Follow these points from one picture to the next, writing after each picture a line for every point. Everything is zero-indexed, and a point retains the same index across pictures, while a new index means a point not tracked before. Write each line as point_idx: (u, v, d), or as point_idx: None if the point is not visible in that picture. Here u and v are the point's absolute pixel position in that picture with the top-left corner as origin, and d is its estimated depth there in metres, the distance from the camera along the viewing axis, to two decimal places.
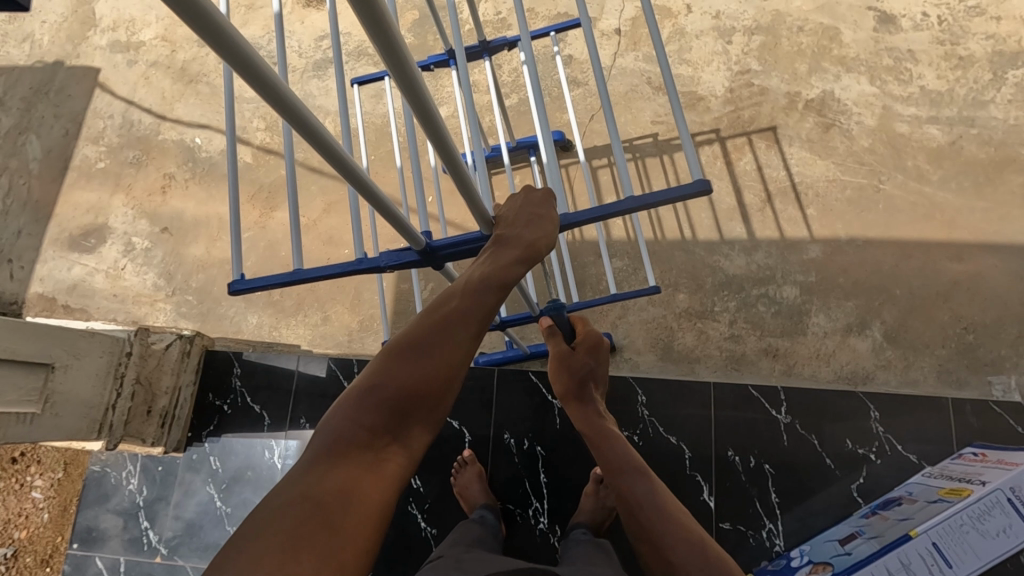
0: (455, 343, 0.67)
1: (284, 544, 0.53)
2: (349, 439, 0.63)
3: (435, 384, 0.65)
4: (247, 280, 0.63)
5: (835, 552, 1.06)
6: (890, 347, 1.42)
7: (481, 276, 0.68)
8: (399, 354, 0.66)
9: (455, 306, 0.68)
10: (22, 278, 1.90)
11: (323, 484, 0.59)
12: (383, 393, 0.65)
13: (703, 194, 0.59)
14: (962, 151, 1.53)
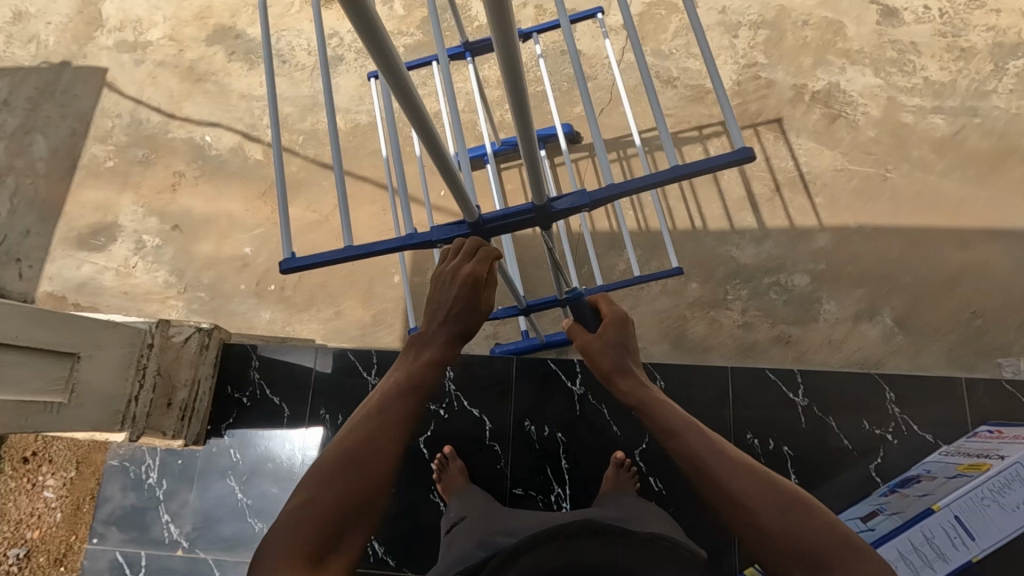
0: (391, 439, 0.70)
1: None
2: (286, 556, 0.60)
3: (375, 478, 0.67)
4: (298, 258, 0.64)
5: (859, 530, 1.10)
6: (900, 333, 1.43)
7: (417, 375, 0.75)
8: (338, 466, 0.67)
9: (389, 410, 0.72)
10: (31, 277, 1.89)
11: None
12: (321, 499, 0.65)
13: (745, 160, 0.60)
14: (966, 140, 1.56)
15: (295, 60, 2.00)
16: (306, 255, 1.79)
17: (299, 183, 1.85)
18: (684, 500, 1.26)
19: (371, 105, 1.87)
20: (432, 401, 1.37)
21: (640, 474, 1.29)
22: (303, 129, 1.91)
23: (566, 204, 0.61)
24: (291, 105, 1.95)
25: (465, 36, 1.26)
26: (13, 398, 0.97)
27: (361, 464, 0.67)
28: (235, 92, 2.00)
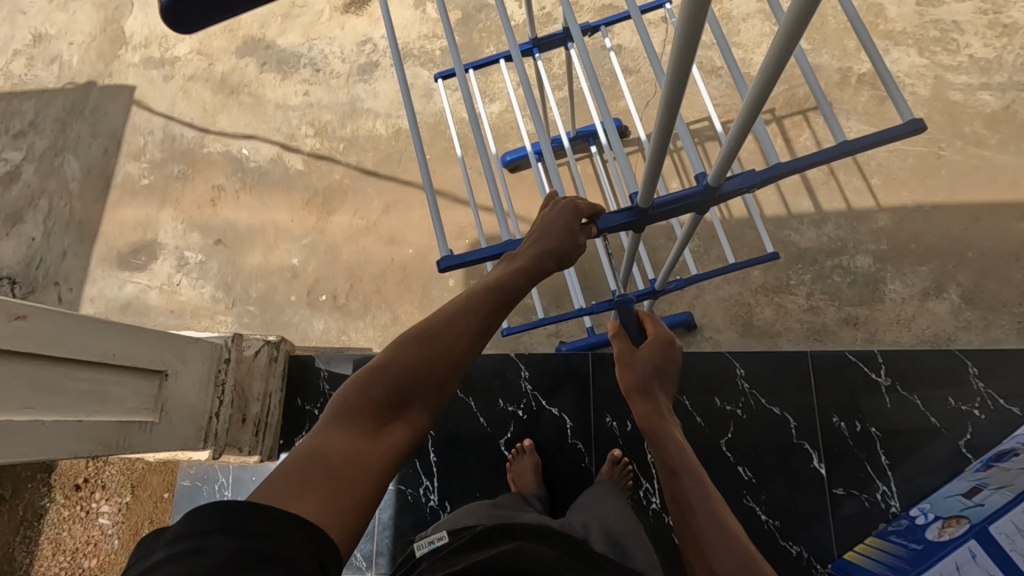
0: (466, 328, 0.69)
1: (282, 487, 0.55)
2: (356, 409, 0.64)
3: (442, 368, 0.67)
4: (455, 256, 0.64)
5: (964, 506, 1.08)
6: (968, 308, 1.43)
7: (507, 277, 0.73)
8: (418, 339, 0.68)
9: (474, 297, 0.71)
10: (71, 299, 1.83)
11: (330, 447, 0.60)
12: (394, 368, 0.66)
13: (916, 132, 0.60)
14: (1017, 114, 1.57)
15: (330, 68, 1.99)
16: (356, 262, 1.77)
17: (344, 191, 1.84)
18: (775, 487, 1.25)
19: (412, 108, 1.86)
20: (509, 402, 1.37)
21: (728, 464, 1.28)
22: (344, 135, 1.91)
23: (738, 184, 0.60)
24: (330, 113, 1.94)
25: (532, 32, 1.26)
26: (110, 420, 0.94)
27: (433, 346, 0.67)
28: (270, 102, 1.98)
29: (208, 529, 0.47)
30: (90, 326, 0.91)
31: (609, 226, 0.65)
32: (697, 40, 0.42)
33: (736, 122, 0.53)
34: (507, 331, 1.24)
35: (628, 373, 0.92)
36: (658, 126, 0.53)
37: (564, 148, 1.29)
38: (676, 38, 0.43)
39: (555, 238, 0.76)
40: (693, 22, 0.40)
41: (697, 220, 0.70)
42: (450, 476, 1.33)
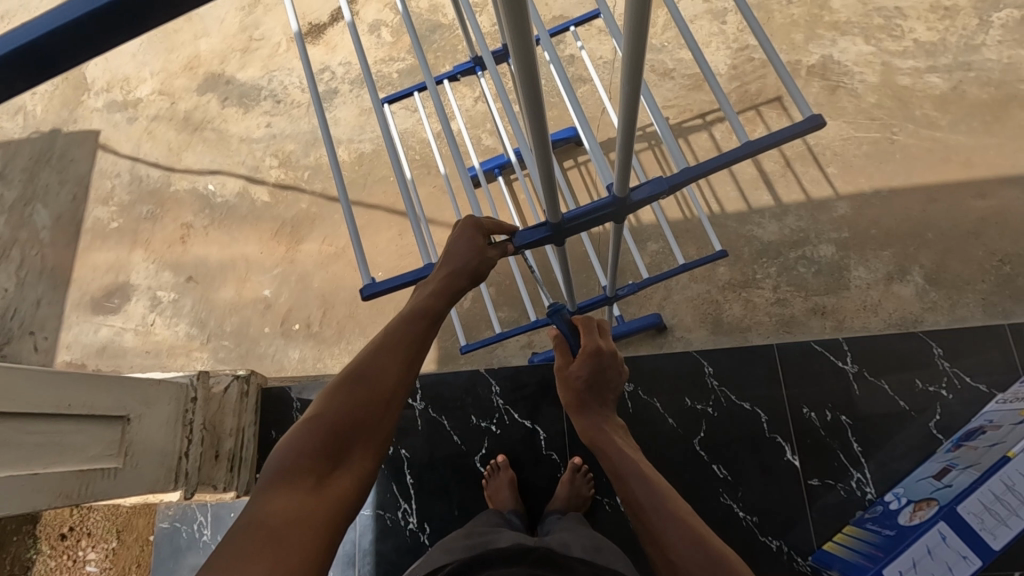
0: (392, 365, 0.73)
1: (227, 560, 0.57)
2: (293, 467, 0.67)
3: (374, 409, 0.71)
4: (378, 283, 0.66)
5: (934, 488, 1.08)
6: (933, 289, 1.44)
7: (424, 302, 0.76)
8: (347, 385, 0.72)
9: (394, 334, 0.75)
10: (47, 347, 1.82)
11: (271, 510, 0.62)
12: (326, 420, 0.70)
13: (817, 129, 0.60)
14: (965, 94, 1.59)
15: (290, 98, 2.01)
16: (328, 289, 1.77)
17: (312, 219, 1.85)
18: (751, 484, 1.25)
19: (373, 132, 1.88)
20: (482, 418, 1.37)
21: (703, 463, 1.28)
22: (308, 164, 1.92)
23: (645, 193, 0.62)
24: (293, 143, 1.95)
25: (473, 51, 1.27)
26: (70, 470, 0.94)
27: (361, 390, 0.71)
28: (234, 136, 2.00)
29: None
30: (41, 376, 0.91)
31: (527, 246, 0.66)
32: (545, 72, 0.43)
33: (618, 129, 0.53)
34: (467, 347, 1.22)
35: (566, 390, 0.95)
36: (537, 153, 0.52)
37: (514, 160, 1.30)
38: (518, 70, 0.43)
39: (463, 258, 0.78)
40: (525, 51, 0.40)
41: (620, 228, 0.71)
42: (428, 498, 1.32)
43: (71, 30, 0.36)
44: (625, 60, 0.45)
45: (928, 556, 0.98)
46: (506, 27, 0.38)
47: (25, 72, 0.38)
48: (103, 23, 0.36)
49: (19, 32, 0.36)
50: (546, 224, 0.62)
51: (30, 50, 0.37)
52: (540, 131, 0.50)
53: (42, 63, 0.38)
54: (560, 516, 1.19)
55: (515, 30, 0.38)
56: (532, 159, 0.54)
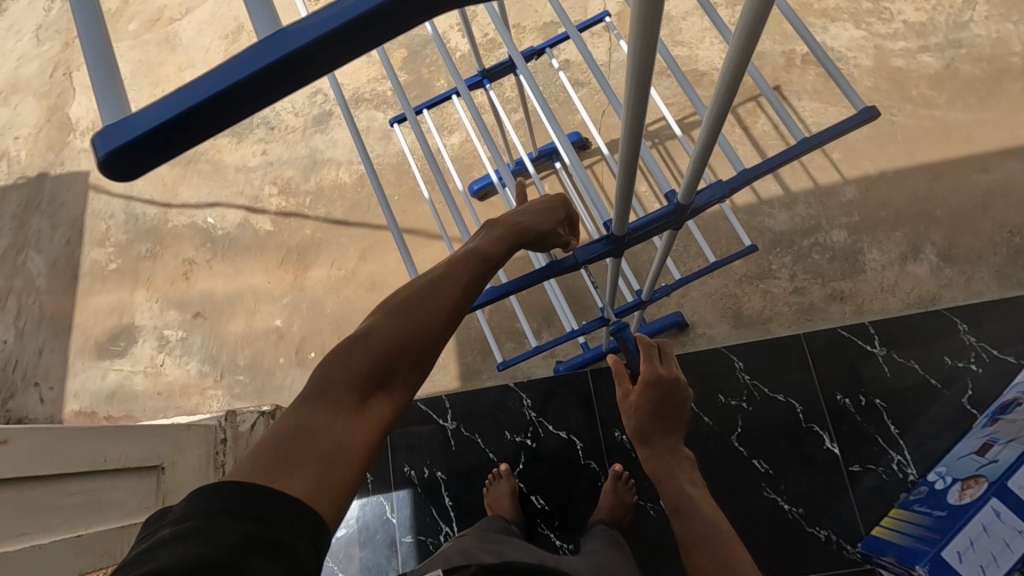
0: (450, 295, 0.69)
1: (265, 467, 0.51)
2: (337, 383, 0.61)
3: (427, 337, 0.66)
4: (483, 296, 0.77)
5: (979, 464, 1.09)
6: (947, 266, 1.44)
7: (486, 247, 0.74)
8: (402, 310, 0.67)
9: (453, 267, 0.71)
10: (53, 398, 1.76)
11: (314, 424, 0.57)
12: (377, 340, 0.64)
13: (870, 120, 0.62)
14: (959, 71, 1.62)
15: (284, 124, 1.98)
16: (340, 314, 1.75)
17: (318, 244, 1.82)
18: (793, 476, 1.26)
19: (372, 152, 1.85)
20: (516, 432, 1.35)
21: (743, 458, 1.29)
22: (308, 189, 1.89)
23: (707, 198, 0.64)
24: (291, 169, 1.93)
25: (480, 64, 1.26)
26: (112, 528, 0.91)
27: (417, 318, 0.66)
28: (229, 167, 1.96)
29: (212, 514, 0.43)
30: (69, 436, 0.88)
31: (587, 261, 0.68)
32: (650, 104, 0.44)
33: (695, 149, 0.54)
34: (503, 364, 1.19)
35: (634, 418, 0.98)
36: (623, 165, 0.52)
37: (530, 169, 1.30)
38: (627, 85, 0.42)
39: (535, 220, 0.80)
40: (642, 69, 0.39)
41: (672, 239, 0.74)
42: (469, 518, 1.31)
43: (222, 100, 0.30)
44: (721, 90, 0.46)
45: (984, 534, 0.99)
46: (631, 42, 0.37)
47: (154, 159, 0.32)
48: (243, 100, 0.30)
49: (146, 114, 0.30)
50: (611, 237, 0.63)
51: (163, 132, 0.31)
52: (630, 156, 0.51)
53: (169, 147, 0.32)
54: (607, 527, 1.18)
55: (643, 45, 0.37)
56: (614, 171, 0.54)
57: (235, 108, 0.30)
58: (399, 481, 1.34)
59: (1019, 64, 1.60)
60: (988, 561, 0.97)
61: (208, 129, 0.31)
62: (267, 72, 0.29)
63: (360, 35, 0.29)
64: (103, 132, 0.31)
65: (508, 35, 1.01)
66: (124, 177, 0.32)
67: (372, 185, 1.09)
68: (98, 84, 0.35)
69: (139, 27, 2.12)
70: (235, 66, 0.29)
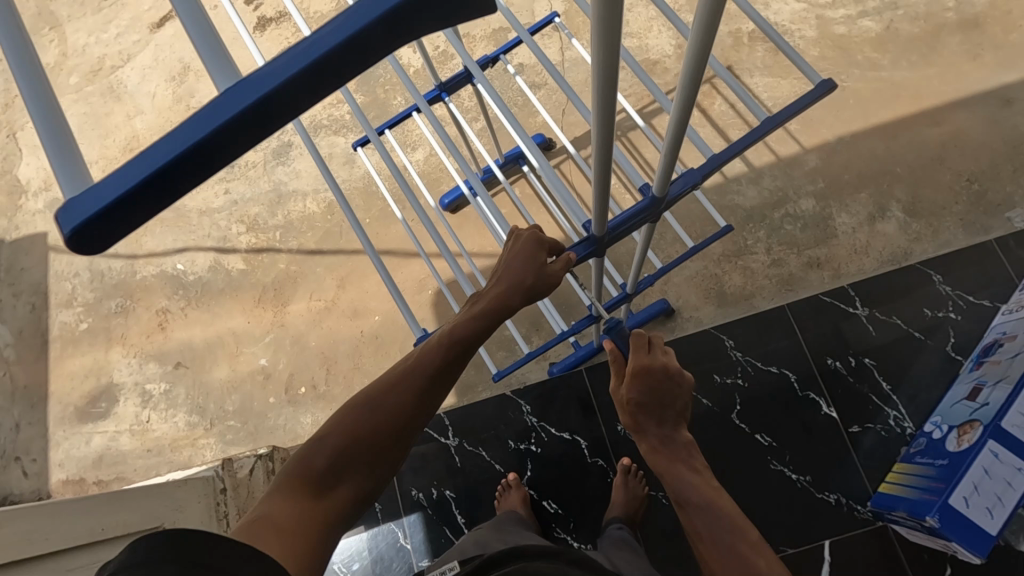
0: (414, 385, 0.73)
1: None
2: (306, 471, 0.68)
3: (388, 426, 0.71)
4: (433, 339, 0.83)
5: (972, 409, 1.12)
6: (914, 221, 1.48)
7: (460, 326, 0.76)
8: (371, 398, 0.72)
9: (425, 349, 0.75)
10: (37, 471, 1.68)
11: (287, 504, 0.65)
12: (344, 428, 0.71)
13: (828, 91, 0.63)
14: (899, 32, 1.66)
15: (243, 160, 1.94)
16: (326, 345, 1.72)
17: (294, 277, 1.79)
18: (797, 446, 1.28)
19: (337, 177, 1.83)
20: (519, 440, 1.35)
21: (746, 435, 1.30)
22: (277, 223, 1.86)
23: (680, 186, 0.65)
24: (257, 205, 1.89)
25: (436, 78, 1.25)
26: None
27: (379, 410, 0.72)
28: (193, 211, 1.91)
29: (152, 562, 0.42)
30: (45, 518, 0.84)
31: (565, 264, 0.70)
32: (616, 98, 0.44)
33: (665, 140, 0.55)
34: (498, 375, 1.17)
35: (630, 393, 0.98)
36: (596, 162, 0.52)
37: (500, 175, 1.28)
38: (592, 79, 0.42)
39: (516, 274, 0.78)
40: (605, 64, 0.39)
41: (650, 231, 0.76)
42: None
43: (182, 162, 0.29)
44: (686, 72, 0.46)
45: (987, 477, 1.01)
46: (594, 44, 0.38)
47: (112, 235, 0.31)
48: (201, 159, 0.29)
49: (104, 184, 0.29)
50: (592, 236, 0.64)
51: (109, 213, 0.29)
52: (604, 152, 0.51)
53: (129, 221, 0.31)
54: (625, 524, 1.18)
55: (605, 46, 0.37)
56: (587, 171, 0.54)
57: (181, 183, 0.30)
58: (408, 505, 1.32)
59: (954, 19, 1.65)
60: (994, 503, 1.00)
61: (160, 199, 0.30)
62: (297, 84, 0.28)
63: (308, 80, 0.28)
64: (61, 210, 0.30)
65: (461, 47, 1.00)
66: (89, 249, 0.31)
67: (344, 213, 1.07)
68: (54, 158, 0.35)
69: (79, 79, 2.06)
70: (256, 82, 0.28)
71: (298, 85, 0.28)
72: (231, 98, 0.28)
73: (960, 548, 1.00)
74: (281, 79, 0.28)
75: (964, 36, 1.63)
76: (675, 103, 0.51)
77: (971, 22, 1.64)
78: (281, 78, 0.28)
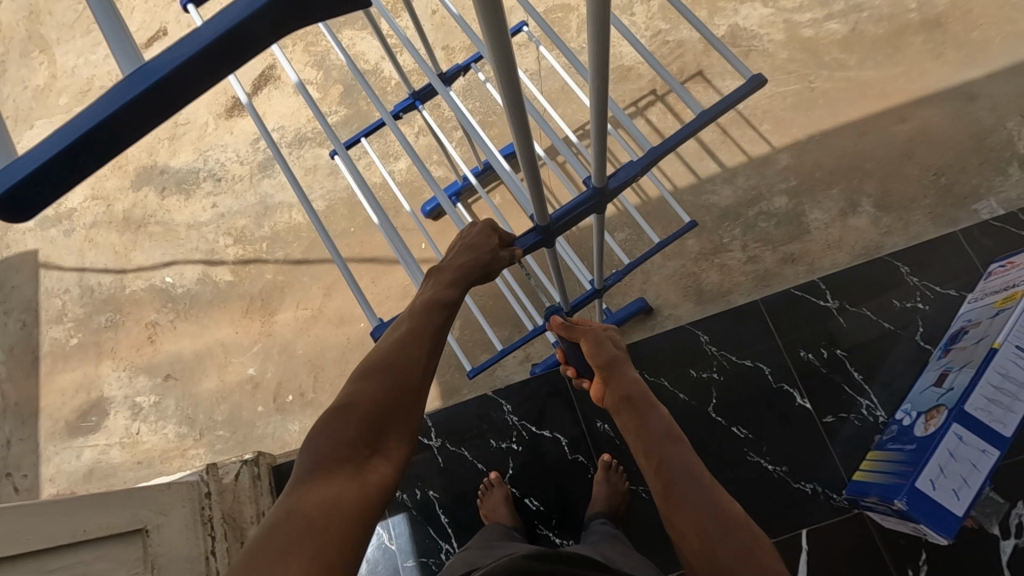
0: (417, 354, 0.77)
1: (273, 553, 0.58)
2: (330, 456, 0.69)
3: (398, 394, 0.74)
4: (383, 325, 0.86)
5: (939, 395, 1.14)
6: (884, 215, 1.52)
7: (443, 296, 0.83)
8: (375, 371, 0.75)
9: (419, 320, 0.80)
10: (29, 486, 1.70)
11: (311, 500, 0.64)
12: (358, 408, 0.73)
13: (759, 86, 0.68)
14: (864, 33, 1.71)
15: (230, 173, 1.97)
16: (314, 353, 1.75)
17: (281, 287, 1.82)
18: (774, 437, 1.30)
19: (322, 189, 1.86)
20: (501, 440, 1.37)
21: (724, 428, 1.32)
22: (264, 235, 1.89)
23: (621, 178, 0.71)
24: (243, 217, 1.92)
25: (409, 88, 1.29)
26: None
27: (387, 381, 0.75)
28: (181, 225, 1.94)
29: None
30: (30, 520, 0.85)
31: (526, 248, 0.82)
32: (520, 88, 0.49)
33: (593, 135, 0.60)
34: (474, 370, 1.18)
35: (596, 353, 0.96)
36: (520, 145, 0.56)
37: (475, 183, 1.30)
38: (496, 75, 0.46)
39: (480, 252, 0.85)
40: (503, 59, 0.44)
41: (601, 219, 0.80)
42: (468, 531, 1.31)
43: (102, 129, 0.34)
44: (593, 66, 0.51)
45: (952, 459, 1.03)
46: (489, 46, 0.42)
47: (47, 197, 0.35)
48: (123, 126, 0.34)
49: (35, 152, 0.34)
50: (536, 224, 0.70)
51: (44, 173, 0.34)
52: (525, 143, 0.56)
53: (57, 181, 0.35)
54: (606, 518, 1.19)
55: (497, 46, 0.42)
56: (518, 159, 0.59)
57: (108, 149, 0.34)
58: (393, 507, 1.33)
59: (917, 19, 1.70)
60: (961, 484, 1.03)
61: (85, 164, 0.35)
62: (192, 65, 0.33)
63: (213, 58, 0.34)
64: None
65: (427, 62, 1.04)
66: (24, 216, 0.35)
67: (319, 232, 1.04)
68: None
69: (69, 99, 2.10)
70: (153, 68, 0.33)
71: (197, 63, 0.33)
72: (129, 84, 0.33)
73: (928, 529, 1.02)
74: (171, 66, 0.33)
75: (927, 35, 1.68)
76: (592, 95, 0.55)
77: (934, 22, 1.69)
78: (176, 61, 0.33)
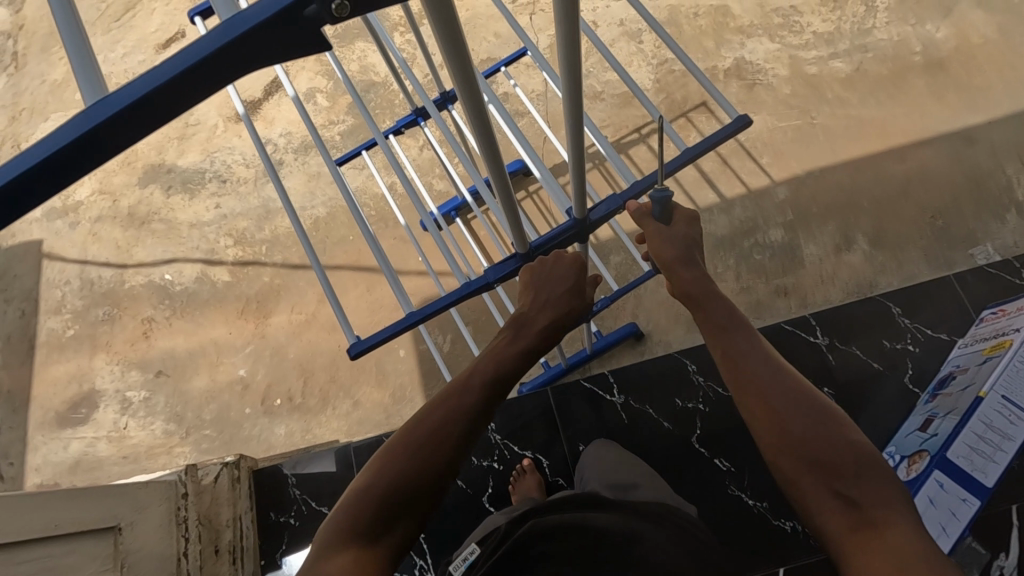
0: (449, 437, 0.72)
1: None
2: (343, 533, 0.66)
3: (423, 477, 0.69)
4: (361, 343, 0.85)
5: (922, 439, 1.14)
6: (878, 253, 1.53)
7: (488, 370, 0.77)
8: (405, 449, 0.71)
9: (458, 397, 0.75)
10: (13, 475, 1.71)
11: None
12: (380, 487, 0.68)
13: (745, 128, 0.69)
14: (868, 72, 1.73)
15: (235, 176, 2.00)
16: (304, 358, 1.76)
17: (277, 291, 1.84)
18: (755, 470, 1.29)
19: (324, 196, 1.88)
20: (483, 457, 1.37)
21: (705, 459, 1.31)
22: (264, 238, 1.92)
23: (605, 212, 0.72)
24: (245, 220, 1.94)
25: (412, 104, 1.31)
26: None
27: (416, 461, 0.70)
28: (184, 224, 1.96)
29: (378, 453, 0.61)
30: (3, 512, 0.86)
31: (503, 277, 0.86)
32: (488, 119, 0.51)
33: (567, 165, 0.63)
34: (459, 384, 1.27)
35: (663, 247, 0.81)
36: (490, 171, 0.59)
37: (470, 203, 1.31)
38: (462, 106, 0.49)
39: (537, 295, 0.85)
40: (468, 89, 0.46)
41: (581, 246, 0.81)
42: (443, 549, 1.30)
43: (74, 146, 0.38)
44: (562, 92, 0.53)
45: (932, 504, 1.06)
46: (454, 76, 0.45)
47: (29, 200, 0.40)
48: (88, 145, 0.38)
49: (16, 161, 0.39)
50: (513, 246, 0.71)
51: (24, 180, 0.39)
52: (496, 169, 0.58)
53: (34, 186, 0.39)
54: None
55: (460, 76, 0.45)
56: (488, 179, 0.61)
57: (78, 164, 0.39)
58: None
59: (920, 62, 1.72)
60: (939, 530, 1.03)
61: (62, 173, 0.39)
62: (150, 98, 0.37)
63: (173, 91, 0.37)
64: None
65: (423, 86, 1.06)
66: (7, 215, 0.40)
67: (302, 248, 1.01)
68: None
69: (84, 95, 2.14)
70: (113, 100, 0.37)
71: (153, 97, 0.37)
72: (91, 113, 0.37)
73: None
74: (129, 98, 0.36)
75: (930, 78, 1.70)
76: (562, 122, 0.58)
77: (937, 65, 1.71)
78: (133, 95, 0.37)
